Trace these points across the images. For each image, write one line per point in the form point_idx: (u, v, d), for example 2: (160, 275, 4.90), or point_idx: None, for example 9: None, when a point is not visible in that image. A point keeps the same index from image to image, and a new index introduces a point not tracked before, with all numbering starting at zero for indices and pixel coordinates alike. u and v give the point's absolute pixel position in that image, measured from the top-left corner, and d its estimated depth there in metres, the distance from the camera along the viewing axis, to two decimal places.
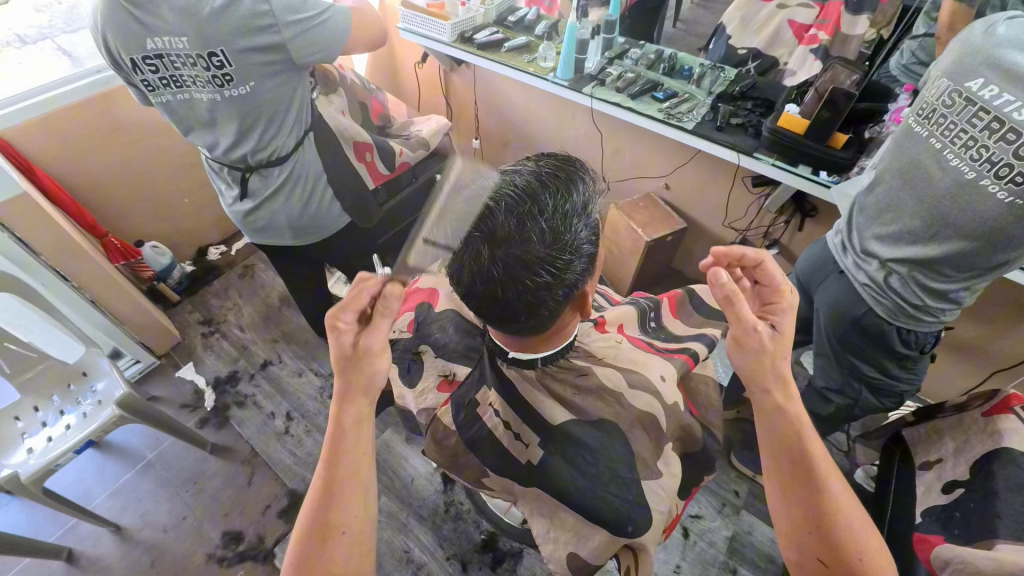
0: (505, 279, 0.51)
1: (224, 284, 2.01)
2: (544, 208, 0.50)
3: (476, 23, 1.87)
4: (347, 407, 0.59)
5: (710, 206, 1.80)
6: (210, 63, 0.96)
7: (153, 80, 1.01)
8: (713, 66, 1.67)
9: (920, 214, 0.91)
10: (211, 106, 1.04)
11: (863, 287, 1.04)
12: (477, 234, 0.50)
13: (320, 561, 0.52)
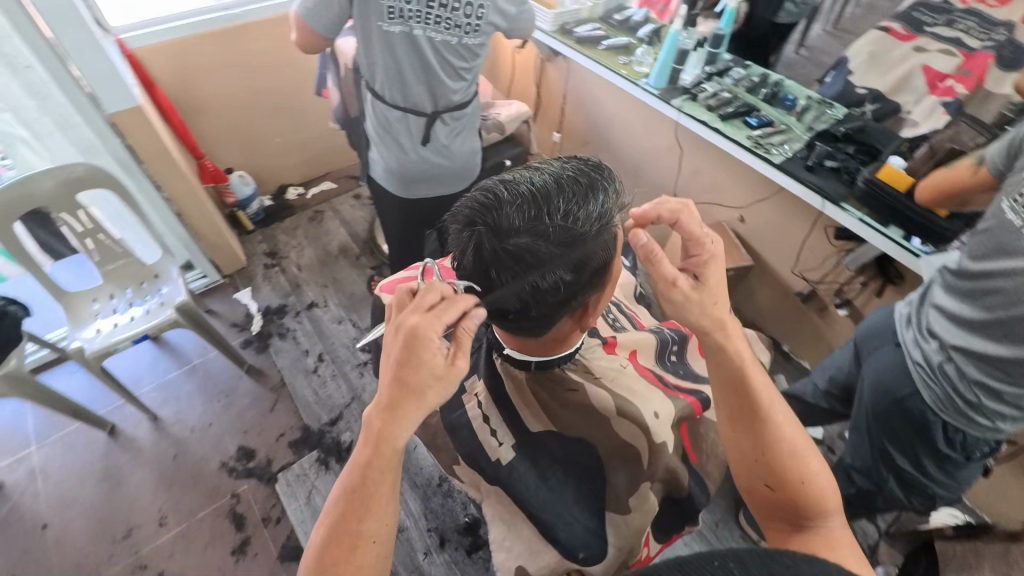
0: (495, 274, 0.50)
1: (294, 224, 2.14)
2: (546, 209, 0.48)
3: (579, 16, 1.87)
4: (387, 449, 0.54)
5: (782, 250, 1.69)
6: (474, 12, 1.01)
7: (401, 10, 0.97)
8: (821, 101, 1.54)
9: (994, 306, 0.78)
10: (438, 50, 1.06)
11: (915, 366, 0.93)
12: (482, 225, 0.49)
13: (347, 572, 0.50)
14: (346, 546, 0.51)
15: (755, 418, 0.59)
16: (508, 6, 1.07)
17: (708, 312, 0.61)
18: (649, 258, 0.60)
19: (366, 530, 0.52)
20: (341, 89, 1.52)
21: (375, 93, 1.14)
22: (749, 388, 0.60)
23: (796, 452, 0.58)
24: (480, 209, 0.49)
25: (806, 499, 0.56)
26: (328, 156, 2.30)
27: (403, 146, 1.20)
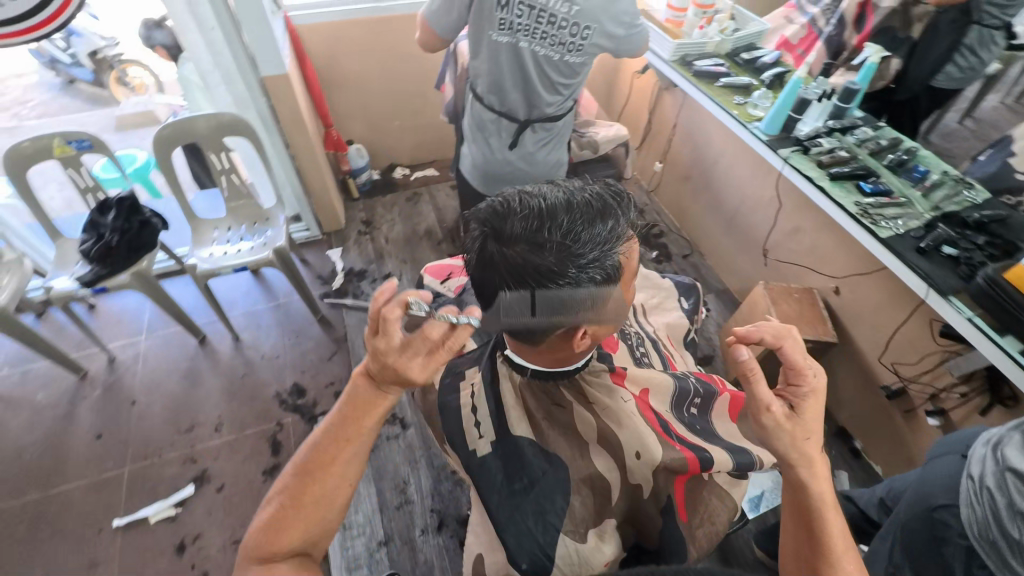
0: (490, 272, 0.54)
1: (394, 200, 2.33)
2: (548, 223, 0.51)
3: (705, 50, 1.83)
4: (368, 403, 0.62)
5: (877, 335, 1.51)
6: (580, 33, 1.05)
7: (512, 23, 1.04)
8: (961, 179, 1.35)
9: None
10: (540, 64, 1.11)
11: (967, 480, 0.73)
12: (488, 227, 0.53)
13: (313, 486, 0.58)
14: (315, 478, 0.59)
15: (816, 556, 0.57)
16: (617, 29, 1.08)
17: (795, 443, 0.61)
18: (749, 376, 0.63)
19: (340, 470, 0.60)
20: (455, 84, 1.63)
21: (476, 94, 1.22)
22: (819, 528, 0.58)
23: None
24: (491, 210, 0.54)
25: None
26: (437, 145, 2.46)
27: (491, 147, 1.27)
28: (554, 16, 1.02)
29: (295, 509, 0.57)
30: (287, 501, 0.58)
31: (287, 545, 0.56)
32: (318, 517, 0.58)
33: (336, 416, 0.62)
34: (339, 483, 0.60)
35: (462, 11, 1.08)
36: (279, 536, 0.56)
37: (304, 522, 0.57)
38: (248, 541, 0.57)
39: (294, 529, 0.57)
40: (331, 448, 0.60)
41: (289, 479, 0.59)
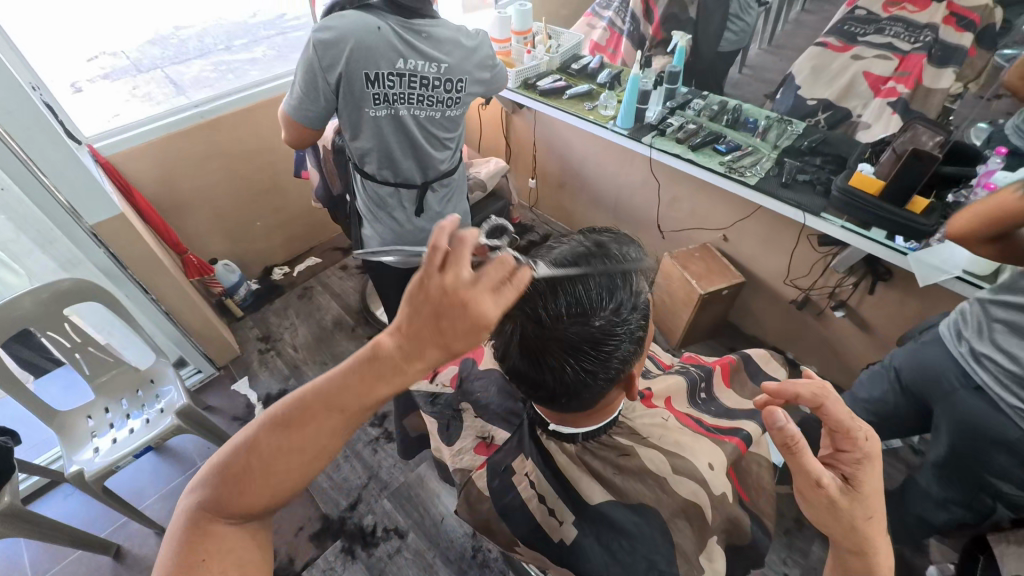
0: (543, 359, 0.54)
1: (285, 303, 2.12)
2: (581, 291, 0.52)
3: (540, 70, 1.96)
4: (373, 376, 0.49)
5: (772, 261, 1.74)
6: (453, 87, 1.08)
7: (386, 95, 1.01)
8: (780, 119, 1.65)
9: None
10: (422, 125, 1.11)
11: (1011, 408, 0.89)
12: (522, 317, 0.53)
13: (286, 441, 0.49)
14: (284, 443, 0.49)
15: None
16: (482, 74, 1.12)
17: (854, 527, 0.52)
18: (792, 448, 0.52)
19: (317, 444, 0.50)
20: (321, 168, 1.53)
21: (365, 174, 1.18)
22: None
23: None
24: (517, 297, 0.53)
25: None
26: (310, 232, 2.30)
27: (399, 219, 1.24)
28: (425, 79, 1.03)
29: (258, 474, 0.49)
30: (251, 456, 0.49)
31: (243, 505, 0.49)
32: (284, 489, 0.50)
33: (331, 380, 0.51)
34: (312, 453, 0.50)
35: (328, 98, 1.01)
36: (234, 496, 0.49)
37: (264, 488, 0.49)
38: (202, 489, 0.50)
39: (254, 494, 0.49)
40: (319, 416, 0.50)
41: (263, 430, 0.50)
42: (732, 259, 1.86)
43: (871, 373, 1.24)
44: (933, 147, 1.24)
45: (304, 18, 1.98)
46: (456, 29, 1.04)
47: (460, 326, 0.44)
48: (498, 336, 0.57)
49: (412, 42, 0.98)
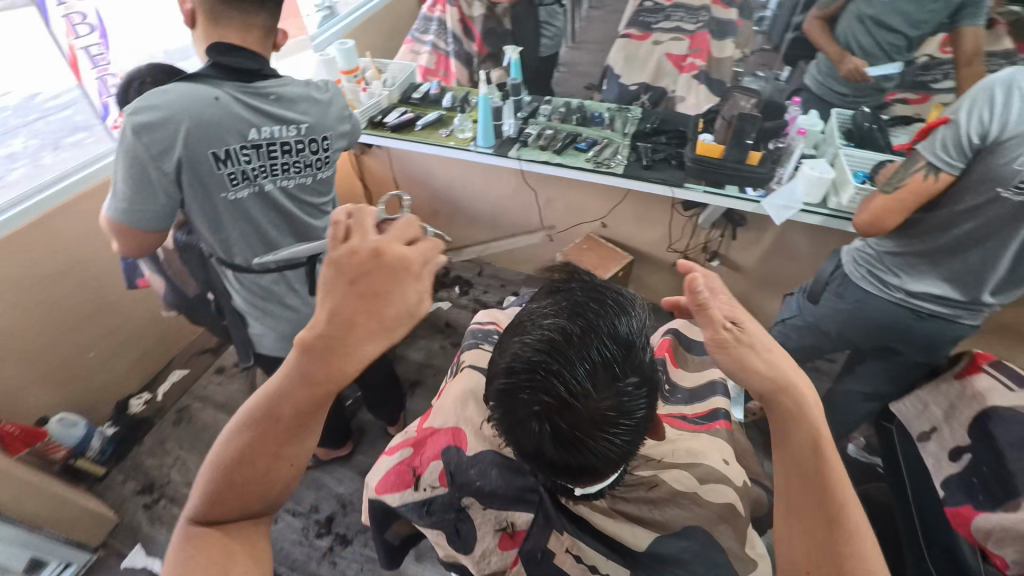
0: (575, 442, 0.47)
1: (159, 437, 1.75)
2: (598, 349, 0.47)
3: (382, 105, 1.85)
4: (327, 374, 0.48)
5: (650, 234, 1.90)
6: (318, 146, 0.98)
7: (244, 171, 0.90)
8: (619, 109, 1.80)
9: (965, 260, 1.05)
10: (292, 193, 1.00)
11: (956, 315, 1.14)
12: (546, 402, 0.46)
13: (258, 450, 0.50)
14: (252, 441, 0.50)
15: (825, 502, 0.52)
16: (344, 126, 1.04)
17: (775, 381, 0.58)
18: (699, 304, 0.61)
19: (278, 441, 0.50)
20: (162, 270, 1.24)
21: (237, 267, 1.03)
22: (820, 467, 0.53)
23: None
24: (535, 370, 0.47)
25: None
26: (165, 345, 1.92)
27: (294, 304, 1.10)
28: (285, 144, 0.93)
29: (235, 481, 0.51)
30: (231, 468, 0.50)
31: (231, 512, 0.52)
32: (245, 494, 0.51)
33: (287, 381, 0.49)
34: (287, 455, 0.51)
35: (169, 190, 0.86)
36: (221, 505, 0.51)
37: (228, 488, 0.51)
38: (196, 504, 0.52)
39: (220, 493, 0.51)
40: (270, 414, 0.50)
41: (234, 439, 0.51)
42: (616, 242, 2.00)
43: (793, 325, 1.41)
44: (752, 108, 1.41)
45: (69, 94, 1.58)
46: (306, 85, 0.95)
47: (370, 292, 0.47)
48: (511, 419, 0.49)
49: (260, 108, 0.88)
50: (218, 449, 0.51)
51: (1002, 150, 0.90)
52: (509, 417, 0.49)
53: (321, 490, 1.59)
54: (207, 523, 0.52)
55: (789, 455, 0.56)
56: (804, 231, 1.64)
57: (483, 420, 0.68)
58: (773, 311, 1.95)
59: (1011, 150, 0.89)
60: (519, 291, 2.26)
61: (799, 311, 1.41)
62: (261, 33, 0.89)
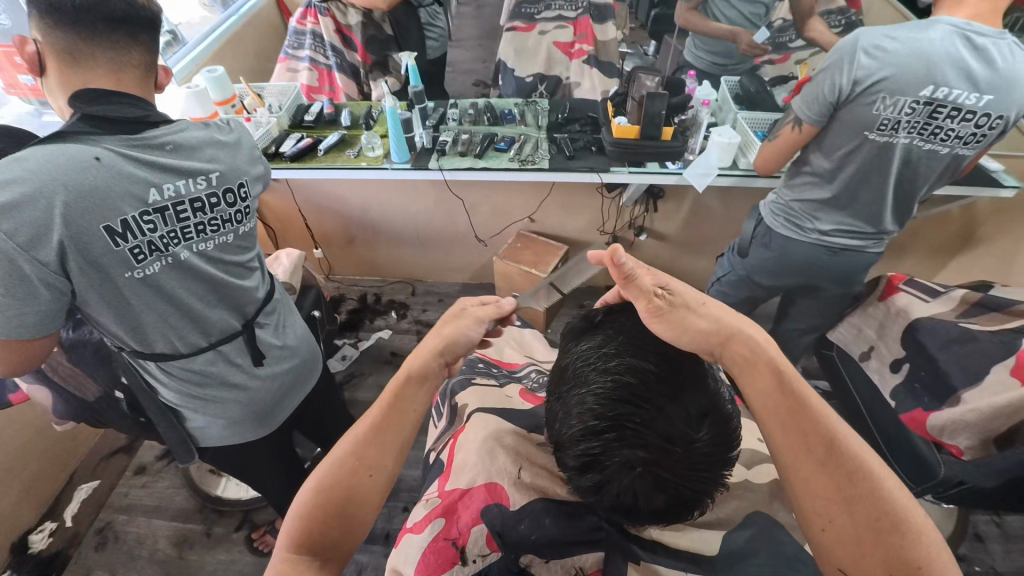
0: (680, 486, 0.46)
1: (79, 569, 1.45)
2: (675, 385, 0.46)
3: (273, 134, 1.67)
4: (418, 379, 0.65)
5: (579, 221, 1.93)
6: (237, 196, 0.85)
7: (151, 242, 0.74)
8: (527, 103, 1.80)
9: (862, 193, 1.18)
10: (214, 256, 0.85)
11: (865, 245, 1.28)
12: (642, 455, 0.44)
13: (363, 457, 0.58)
14: (358, 450, 0.58)
15: (824, 448, 0.51)
16: (257, 168, 0.91)
17: (727, 344, 0.59)
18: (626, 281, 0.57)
19: (377, 446, 0.59)
20: (51, 377, 1.03)
21: (160, 356, 0.85)
22: (806, 414, 0.54)
23: (898, 517, 0.47)
24: (620, 424, 0.45)
25: (900, 542, 0.46)
26: (61, 458, 1.59)
27: (239, 382, 0.96)
28: (196, 201, 0.78)
29: (338, 491, 0.55)
30: (335, 477, 0.56)
31: (325, 535, 0.53)
32: (335, 500, 0.55)
33: (390, 395, 0.63)
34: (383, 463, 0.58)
35: (56, 284, 0.67)
36: (318, 526, 0.53)
37: (320, 493, 0.55)
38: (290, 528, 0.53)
39: (311, 498, 0.54)
40: (377, 423, 0.61)
41: (341, 452, 0.58)
42: (546, 235, 2.00)
43: (727, 281, 1.52)
44: (656, 86, 1.48)
45: None
46: (205, 128, 0.81)
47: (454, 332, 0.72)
48: (602, 481, 0.47)
49: (157, 163, 0.73)
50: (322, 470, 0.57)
51: (860, 100, 1.03)
52: (599, 479, 0.47)
53: None
54: (289, 554, 0.52)
55: (780, 412, 0.54)
56: (716, 194, 1.76)
57: (518, 469, 0.65)
58: (700, 271, 2.08)
59: (867, 99, 1.02)
60: None
61: (730, 267, 1.51)
62: (138, 72, 0.75)
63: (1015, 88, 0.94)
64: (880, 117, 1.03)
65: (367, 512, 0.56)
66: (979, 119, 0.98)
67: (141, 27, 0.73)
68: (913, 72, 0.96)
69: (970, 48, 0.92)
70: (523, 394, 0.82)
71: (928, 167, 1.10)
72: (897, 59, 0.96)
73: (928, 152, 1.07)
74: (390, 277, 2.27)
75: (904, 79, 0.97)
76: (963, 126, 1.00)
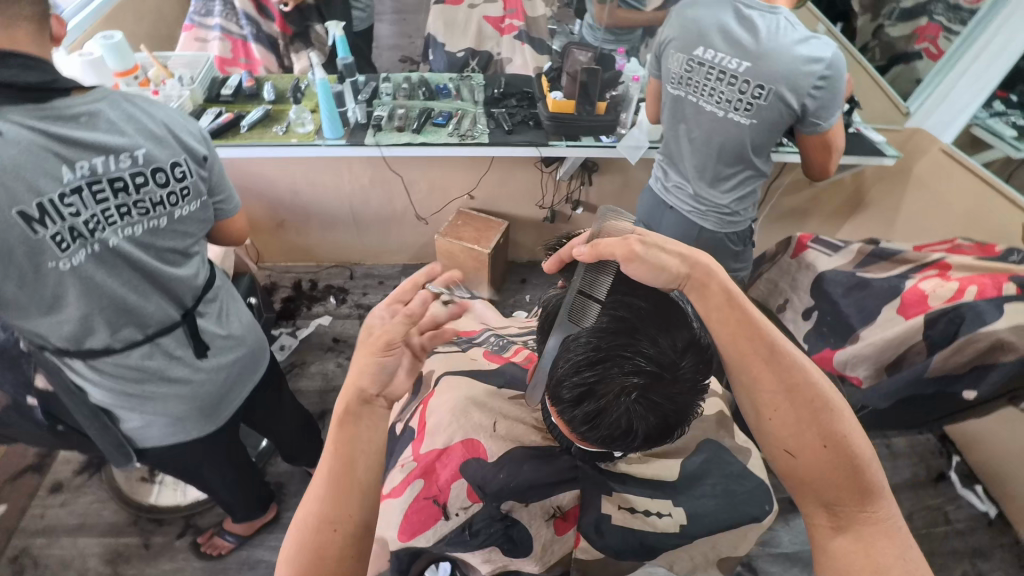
0: (668, 411, 0.51)
1: None
2: (650, 319, 0.52)
3: (186, 110, 1.53)
4: (359, 426, 0.59)
5: (517, 197, 1.96)
6: (172, 175, 0.78)
7: (70, 229, 0.68)
8: (462, 78, 1.78)
9: (683, 150, 1.24)
10: (148, 241, 0.78)
11: (691, 214, 1.28)
12: (636, 380, 0.50)
13: (327, 515, 0.54)
14: (321, 511, 0.54)
15: (768, 354, 0.58)
16: (198, 145, 0.83)
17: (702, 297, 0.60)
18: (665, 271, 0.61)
19: (336, 500, 0.54)
20: None
21: (91, 352, 0.79)
22: (756, 328, 0.59)
23: (829, 402, 0.57)
24: (615, 354, 0.50)
25: (834, 419, 0.56)
26: None
27: (181, 376, 0.90)
28: (118, 180, 0.71)
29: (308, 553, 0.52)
30: (301, 539, 0.53)
31: None
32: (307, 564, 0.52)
33: (341, 443, 0.57)
34: (347, 520, 0.54)
35: None
36: None
37: (294, 555, 0.52)
38: None
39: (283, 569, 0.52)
40: (333, 477, 0.56)
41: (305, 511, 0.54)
42: (486, 211, 2.01)
43: None
44: (589, 62, 1.54)
45: None
46: (127, 99, 0.73)
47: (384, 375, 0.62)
48: (600, 410, 0.52)
49: (70, 138, 0.66)
50: (293, 533, 0.54)
51: (666, 57, 1.18)
52: (595, 408, 0.52)
53: (259, 567, 1.39)
54: None
55: (733, 332, 0.58)
56: (645, 166, 1.85)
57: (494, 424, 0.67)
58: None
59: (669, 56, 1.17)
60: (401, 284, 2.15)
61: None
62: (33, 26, 0.65)
63: (768, 57, 1.01)
64: (673, 73, 1.17)
65: (347, 564, 0.53)
66: (739, 84, 1.05)
67: None
68: (689, 34, 1.11)
69: (734, 15, 1.04)
70: (488, 356, 0.84)
71: (718, 135, 1.15)
72: (679, 22, 1.13)
73: (716, 117, 1.12)
74: (325, 262, 2.18)
75: (683, 37, 1.12)
76: (729, 89, 1.07)
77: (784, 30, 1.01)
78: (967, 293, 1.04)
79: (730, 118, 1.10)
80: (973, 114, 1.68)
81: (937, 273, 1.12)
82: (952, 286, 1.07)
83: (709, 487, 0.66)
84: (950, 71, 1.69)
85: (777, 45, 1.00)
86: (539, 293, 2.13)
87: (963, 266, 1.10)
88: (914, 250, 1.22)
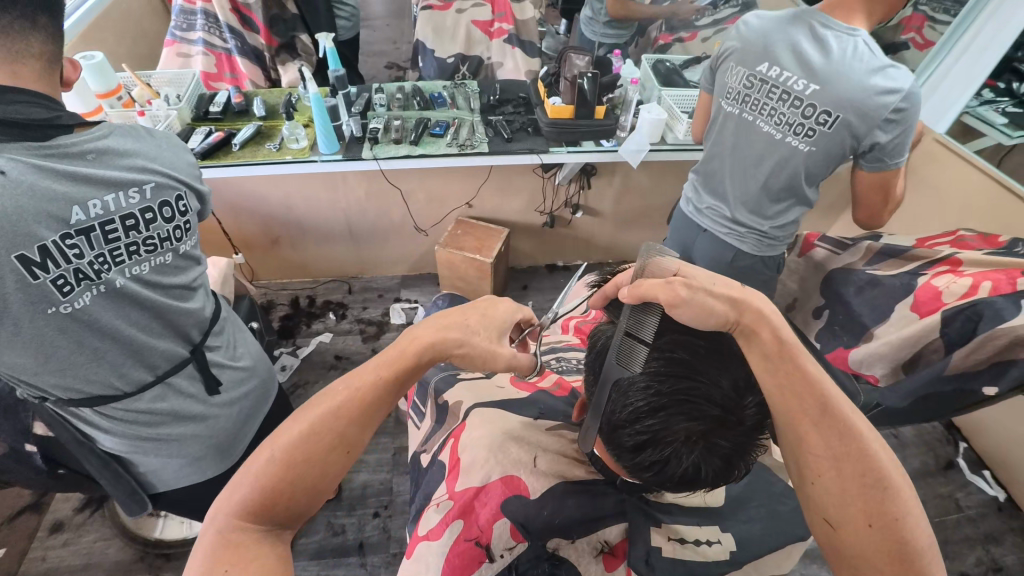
0: (733, 452, 0.54)
1: None
2: (710, 362, 0.53)
3: (175, 129, 1.49)
4: (404, 371, 0.63)
5: (516, 203, 1.93)
6: (175, 209, 0.75)
7: (77, 272, 0.64)
8: (455, 85, 1.74)
9: (726, 168, 1.26)
10: (155, 278, 0.75)
11: (727, 235, 1.31)
12: (699, 423, 0.52)
13: (337, 439, 0.58)
14: (338, 433, 0.58)
15: (818, 413, 0.50)
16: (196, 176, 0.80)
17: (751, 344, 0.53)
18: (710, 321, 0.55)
19: (348, 426, 0.59)
20: None
21: (99, 399, 0.75)
22: (808, 380, 0.51)
23: (883, 476, 0.48)
24: (678, 399, 0.52)
25: (886, 495, 0.47)
26: None
27: (196, 415, 0.87)
28: (129, 218, 0.68)
29: (304, 463, 0.56)
30: (308, 447, 0.56)
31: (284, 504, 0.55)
32: (297, 473, 0.55)
33: (382, 375, 0.61)
34: (347, 450, 0.59)
35: None
36: (279, 495, 0.54)
37: (292, 459, 0.55)
38: (254, 488, 0.54)
39: (278, 468, 0.55)
40: (361, 405, 0.59)
41: (321, 420, 0.57)
42: (485, 218, 1.98)
43: None
44: (585, 67, 1.53)
45: None
46: (130, 134, 0.70)
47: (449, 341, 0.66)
48: (663, 456, 0.54)
49: (79, 176, 0.62)
50: (300, 434, 0.56)
51: (723, 67, 1.19)
52: (660, 455, 0.55)
53: None
54: (246, 512, 0.53)
55: (780, 383, 0.51)
56: (645, 169, 1.84)
57: (533, 458, 0.65)
58: (633, 242, 2.18)
59: (725, 67, 1.19)
60: (401, 296, 2.11)
61: None
62: (38, 65, 0.62)
63: (840, 78, 0.99)
64: (729, 86, 1.18)
65: (325, 487, 0.58)
66: (805, 107, 1.05)
67: (39, 9, 0.60)
68: (753, 47, 1.11)
69: (807, 32, 1.03)
70: (513, 381, 0.82)
71: (771, 157, 1.15)
72: (744, 35, 1.13)
73: (774, 140, 1.13)
74: (322, 277, 2.14)
75: (746, 51, 1.13)
76: (791, 111, 1.07)
77: (864, 53, 0.98)
78: (982, 289, 1.03)
79: (788, 141, 1.11)
80: (965, 104, 1.68)
81: (949, 269, 1.11)
82: (966, 282, 1.06)
83: (752, 510, 0.65)
84: (941, 61, 1.70)
85: (850, 69, 0.98)
86: (542, 299, 2.11)
87: (974, 261, 1.10)
88: (921, 245, 1.22)
